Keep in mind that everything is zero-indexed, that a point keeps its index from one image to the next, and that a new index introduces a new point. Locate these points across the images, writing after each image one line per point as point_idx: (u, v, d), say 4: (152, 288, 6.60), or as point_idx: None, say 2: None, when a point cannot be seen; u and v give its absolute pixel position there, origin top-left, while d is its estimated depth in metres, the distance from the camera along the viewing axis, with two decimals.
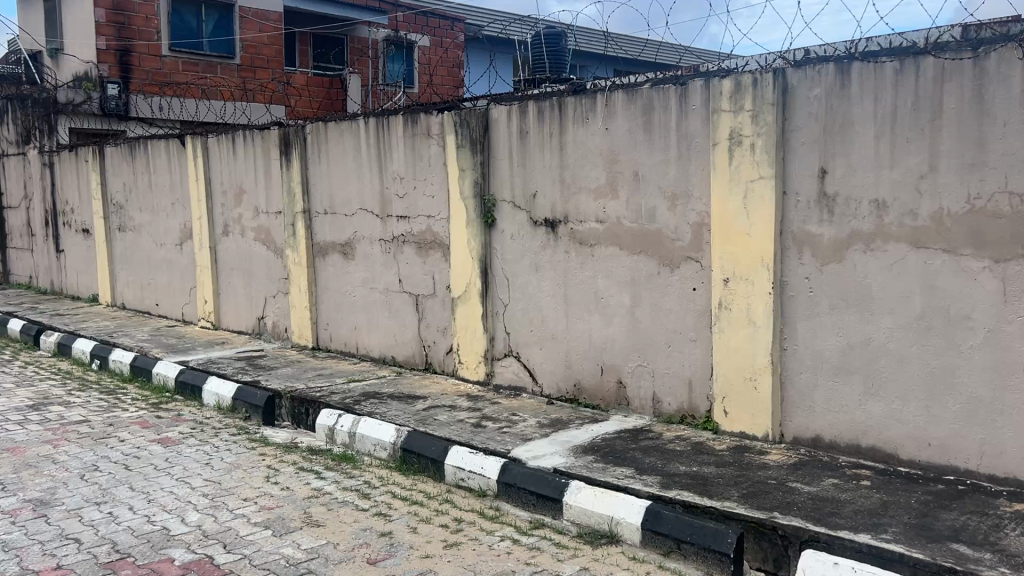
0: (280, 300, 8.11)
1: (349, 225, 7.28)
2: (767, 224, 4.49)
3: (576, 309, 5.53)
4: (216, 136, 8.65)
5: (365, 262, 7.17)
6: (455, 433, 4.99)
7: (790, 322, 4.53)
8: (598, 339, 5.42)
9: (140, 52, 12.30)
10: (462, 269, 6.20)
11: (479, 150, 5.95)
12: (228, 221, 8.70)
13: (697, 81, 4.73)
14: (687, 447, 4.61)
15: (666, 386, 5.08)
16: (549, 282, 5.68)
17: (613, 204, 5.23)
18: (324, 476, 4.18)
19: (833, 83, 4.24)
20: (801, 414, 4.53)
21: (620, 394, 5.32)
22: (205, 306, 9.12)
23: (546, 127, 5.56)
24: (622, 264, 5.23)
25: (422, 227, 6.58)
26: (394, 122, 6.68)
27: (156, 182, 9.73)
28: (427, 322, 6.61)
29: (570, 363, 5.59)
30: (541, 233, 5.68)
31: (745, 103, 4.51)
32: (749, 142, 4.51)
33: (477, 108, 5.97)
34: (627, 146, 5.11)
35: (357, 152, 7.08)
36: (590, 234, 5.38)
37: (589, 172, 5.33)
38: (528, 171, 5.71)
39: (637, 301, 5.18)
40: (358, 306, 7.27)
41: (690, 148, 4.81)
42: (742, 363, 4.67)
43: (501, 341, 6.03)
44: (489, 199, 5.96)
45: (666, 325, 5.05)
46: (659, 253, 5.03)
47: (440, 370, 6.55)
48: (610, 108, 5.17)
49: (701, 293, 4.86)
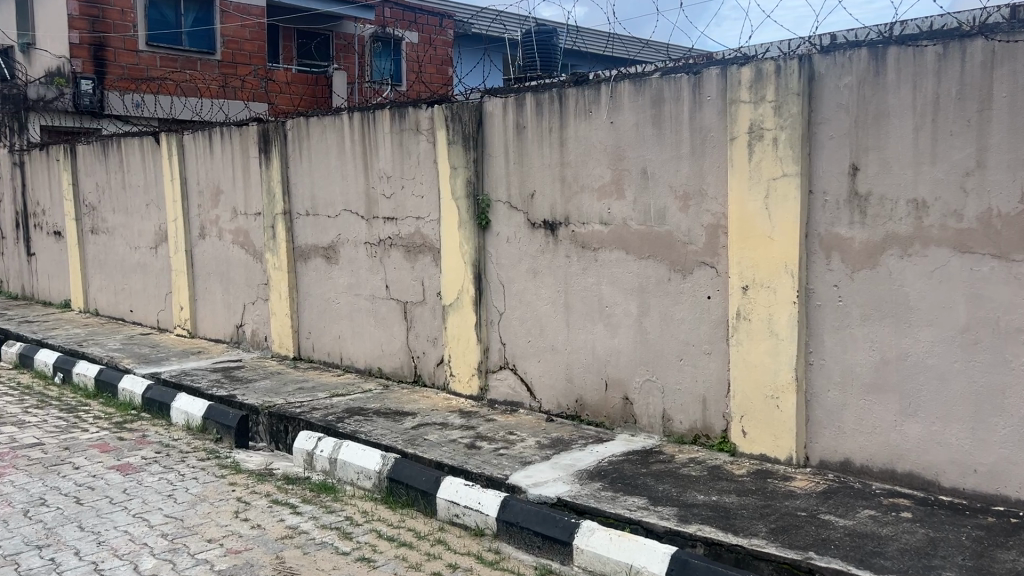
0: (259, 307, 7.64)
1: (332, 227, 6.83)
2: (791, 226, 4.07)
3: (578, 319, 5.11)
4: (192, 133, 8.18)
5: (350, 267, 6.72)
6: (447, 455, 4.56)
7: (816, 335, 4.12)
8: (602, 351, 4.99)
9: (115, 47, 11.79)
10: (453, 274, 5.76)
11: (472, 146, 5.52)
12: (205, 223, 8.23)
13: (712, 69, 4.32)
14: (704, 473, 4.19)
15: (677, 403, 4.66)
16: (548, 289, 5.26)
17: (618, 204, 4.80)
18: (301, 511, 3.74)
19: (866, 70, 3.83)
20: (829, 435, 4.12)
21: (626, 410, 4.90)
22: (181, 313, 8.64)
23: (545, 120, 5.13)
24: (628, 270, 4.80)
25: (411, 229, 6.14)
26: (381, 117, 6.24)
27: (129, 181, 9.24)
28: (416, 331, 6.17)
29: (571, 377, 5.16)
30: (540, 235, 5.25)
31: (767, 94, 4.10)
32: (772, 136, 4.10)
33: (470, 101, 5.54)
34: (633, 141, 4.69)
35: (341, 150, 6.64)
36: (594, 237, 4.95)
37: (592, 170, 4.91)
38: (526, 170, 5.28)
39: (645, 310, 4.75)
40: (342, 314, 6.82)
41: (704, 144, 4.39)
42: (763, 379, 4.26)
43: (496, 352, 5.59)
44: (483, 199, 5.52)
45: (677, 336, 4.63)
46: (670, 257, 4.61)
47: (430, 383, 6.11)
48: (615, 100, 4.75)
49: (717, 302, 4.44)
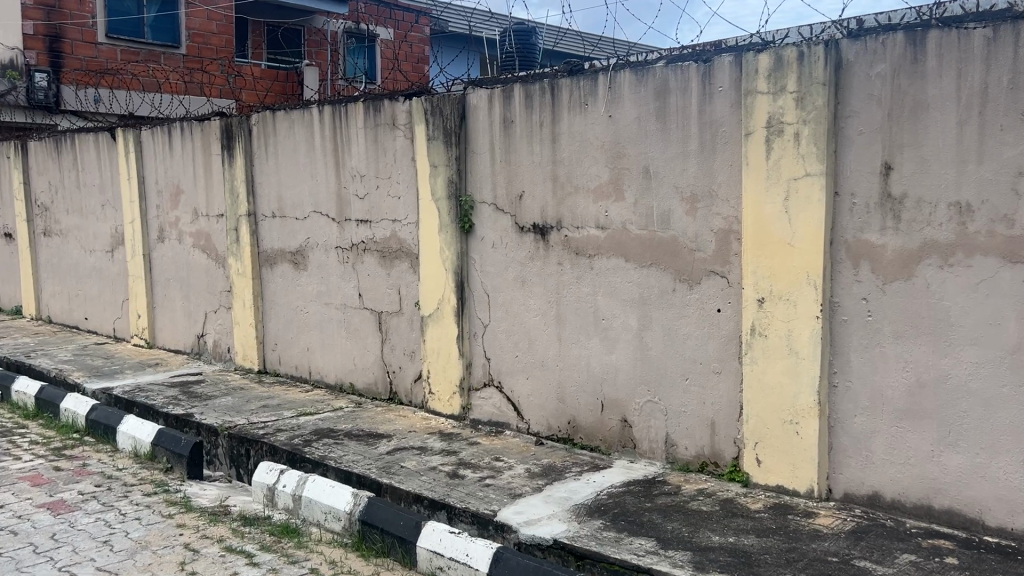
0: (222, 316, 7.09)
1: (301, 230, 6.31)
2: (814, 233, 3.64)
3: (571, 332, 4.64)
4: (150, 127, 7.61)
5: (319, 273, 6.21)
6: (427, 488, 4.07)
7: (841, 354, 3.68)
8: (597, 368, 4.53)
9: (72, 38, 11.09)
10: (433, 283, 5.27)
11: (453, 142, 5.05)
12: (165, 225, 7.66)
13: (725, 56, 3.88)
14: (716, 508, 3.74)
15: (682, 427, 4.21)
16: (537, 299, 4.79)
17: (617, 207, 4.34)
18: (258, 561, 3.26)
19: (903, 57, 3.40)
20: (855, 465, 3.68)
21: (624, 434, 4.44)
22: (138, 321, 8.06)
23: (535, 114, 4.66)
24: (628, 279, 4.35)
25: (387, 232, 5.64)
26: (353, 111, 5.74)
27: (83, 180, 8.64)
28: (392, 343, 5.67)
29: (563, 396, 4.70)
30: (529, 241, 4.78)
31: (787, 84, 3.66)
32: (792, 132, 3.66)
33: (451, 93, 5.07)
34: (634, 136, 4.24)
35: (310, 146, 6.13)
36: (589, 243, 4.49)
37: (588, 169, 4.45)
38: (513, 168, 4.81)
39: (646, 323, 4.30)
40: (311, 325, 6.31)
41: (715, 139, 3.94)
42: (781, 402, 3.82)
43: (480, 368, 5.12)
44: (466, 200, 5.04)
45: (682, 353, 4.17)
46: (675, 265, 4.16)
47: (406, 401, 5.61)
48: (614, 91, 4.29)
49: (728, 316, 4.00)
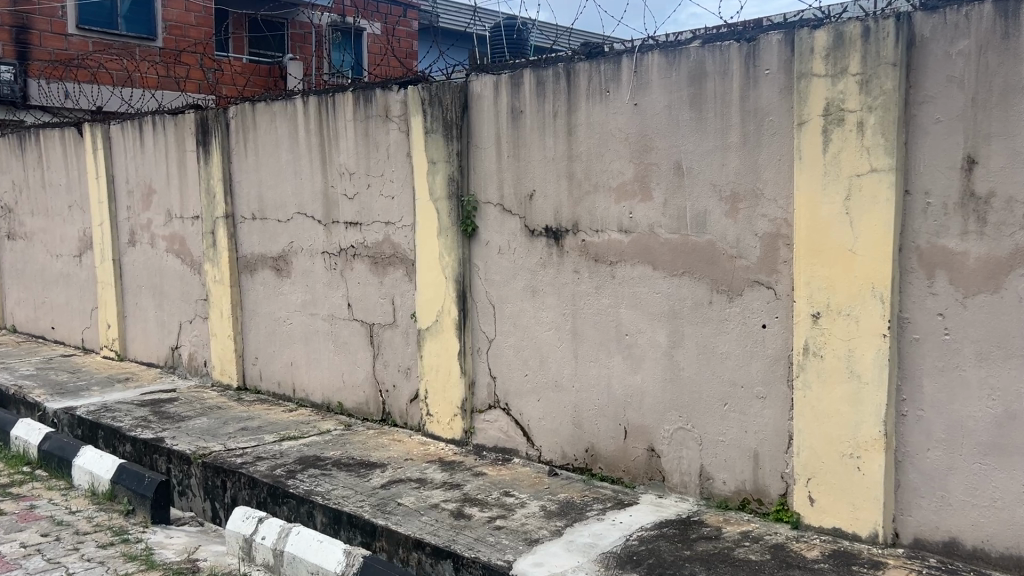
0: (198, 327, 6.52)
1: (284, 233, 5.75)
2: (881, 237, 3.12)
3: (588, 350, 4.12)
4: (120, 122, 7.03)
5: (304, 281, 5.65)
6: (430, 532, 3.53)
7: (911, 378, 3.17)
8: (619, 390, 4.01)
9: (41, 29, 10.36)
10: (431, 293, 4.73)
11: (454, 135, 4.51)
12: (136, 228, 7.08)
13: (772, 34, 3.37)
14: (767, 557, 3.20)
15: (719, 459, 3.70)
16: (550, 311, 4.26)
17: (644, 207, 3.82)
18: None
19: (991, 31, 2.89)
20: (928, 507, 3.17)
21: (651, 465, 3.92)
22: (108, 332, 7.46)
23: (547, 102, 4.13)
24: (656, 290, 3.82)
25: (379, 236, 5.10)
26: (342, 101, 5.19)
27: (49, 180, 8.03)
28: (385, 359, 5.13)
29: (580, 421, 4.17)
30: (540, 246, 4.25)
31: (849, 65, 3.14)
32: (854, 121, 3.15)
33: (452, 81, 4.54)
34: (663, 127, 3.72)
35: (293, 141, 5.57)
36: (610, 249, 3.97)
37: (609, 165, 3.92)
38: (523, 165, 4.27)
39: (677, 340, 3.78)
40: (295, 338, 5.75)
41: (761, 131, 3.43)
42: (840, 434, 3.31)
43: (484, 388, 4.58)
44: (469, 200, 4.51)
45: (720, 375, 3.66)
46: (710, 274, 3.64)
47: (401, 423, 5.07)
48: (641, 76, 3.77)
49: (775, 333, 3.49)
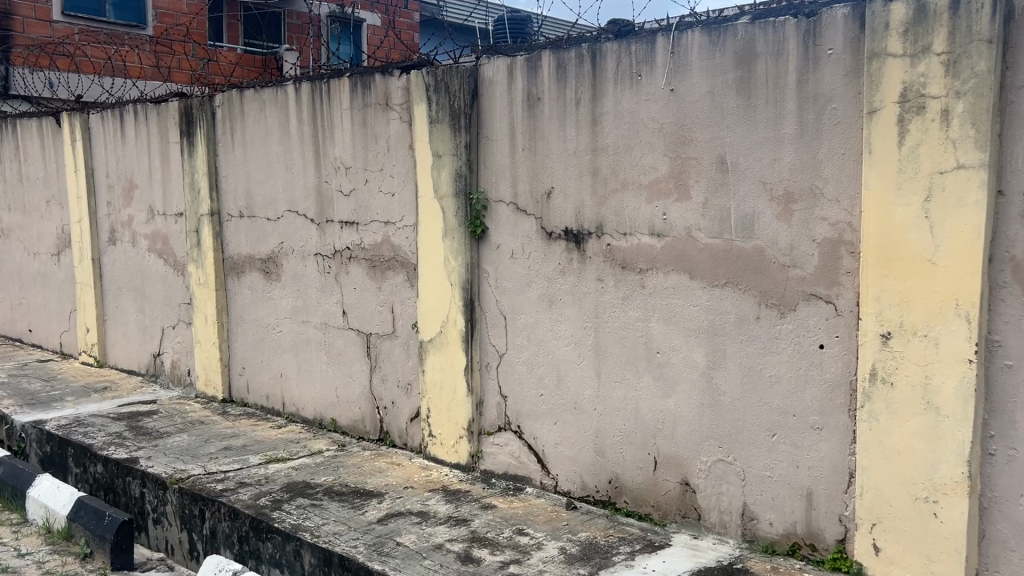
0: (181, 333, 6.04)
1: (273, 232, 5.28)
2: (969, 246, 2.63)
3: (612, 368, 3.65)
4: (99, 111, 6.54)
5: (295, 285, 5.18)
6: None
7: (1001, 412, 2.69)
8: (649, 415, 3.54)
9: (24, 15, 9.82)
10: (435, 301, 4.25)
11: (462, 125, 4.04)
12: (117, 225, 6.59)
13: (837, 8, 2.88)
14: None
15: (766, 497, 3.23)
16: (569, 324, 3.78)
17: (680, 207, 3.34)
18: None
19: None
20: (1019, 563, 2.68)
21: (685, 501, 3.45)
22: (87, 337, 6.97)
23: (568, 88, 3.65)
24: (693, 303, 3.35)
25: (377, 237, 4.62)
26: (337, 88, 4.71)
27: (26, 173, 7.54)
28: (383, 372, 4.65)
29: (602, 448, 3.70)
30: (559, 250, 3.78)
31: (933, 43, 2.65)
32: (938, 108, 2.66)
33: (460, 66, 4.06)
34: (703, 116, 3.25)
35: (284, 132, 5.10)
36: (640, 254, 3.49)
37: (639, 159, 3.45)
38: (540, 159, 3.80)
39: (716, 360, 3.32)
40: (285, 347, 5.27)
41: (821, 121, 2.96)
42: (913, 475, 2.82)
43: (494, 408, 4.11)
44: (478, 198, 4.03)
45: (768, 401, 3.20)
46: (758, 286, 3.17)
47: (400, 443, 4.59)
48: (679, 58, 3.29)
49: (835, 355, 3.02)
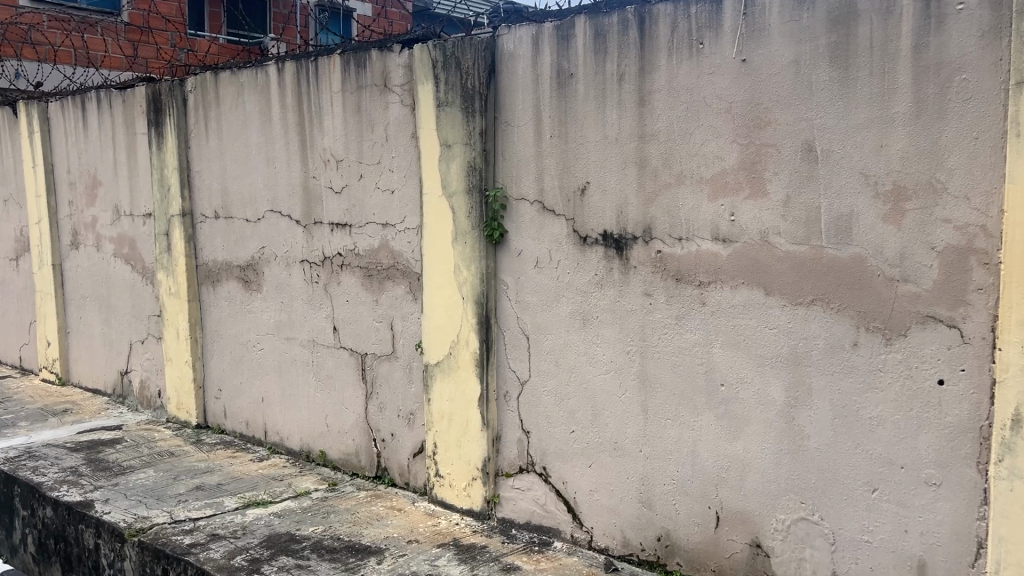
0: (150, 349, 5.36)
1: (253, 236, 4.61)
2: None
3: (662, 404, 3.00)
4: (59, 99, 5.85)
5: (278, 297, 4.51)
6: None
7: None
8: (709, 461, 2.90)
9: None
10: (443, 317, 3.60)
11: (476, 108, 3.38)
12: (79, 227, 5.91)
13: None
14: None
15: (864, 568, 2.58)
16: (607, 348, 3.13)
17: (754, 208, 2.70)
18: None
19: None
20: None
21: (756, 569, 2.81)
22: (48, 352, 6.28)
23: (610, 61, 2.99)
24: (769, 325, 2.72)
25: (373, 241, 3.96)
26: (326, 68, 4.05)
27: None
28: (381, 399, 3.99)
29: (649, 499, 3.06)
30: (595, 259, 3.13)
31: None
32: None
33: (474, 37, 3.41)
34: (785, 92, 2.61)
35: (264, 120, 4.43)
36: (700, 265, 2.85)
37: (700, 148, 2.80)
38: (572, 149, 3.14)
39: (798, 396, 2.68)
40: (267, 367, 4.61)
41: (946, 97, 2.31)
42: None
43: (514, 445, 3.46)
44: (496, 196, 3.37)
45: (867, 450, 2.55)
46: (856, 304, 2.53)
47: (401, 482, 3.94)
48: (755, 21, 2.65)
49: (959, 395, 2.37)
